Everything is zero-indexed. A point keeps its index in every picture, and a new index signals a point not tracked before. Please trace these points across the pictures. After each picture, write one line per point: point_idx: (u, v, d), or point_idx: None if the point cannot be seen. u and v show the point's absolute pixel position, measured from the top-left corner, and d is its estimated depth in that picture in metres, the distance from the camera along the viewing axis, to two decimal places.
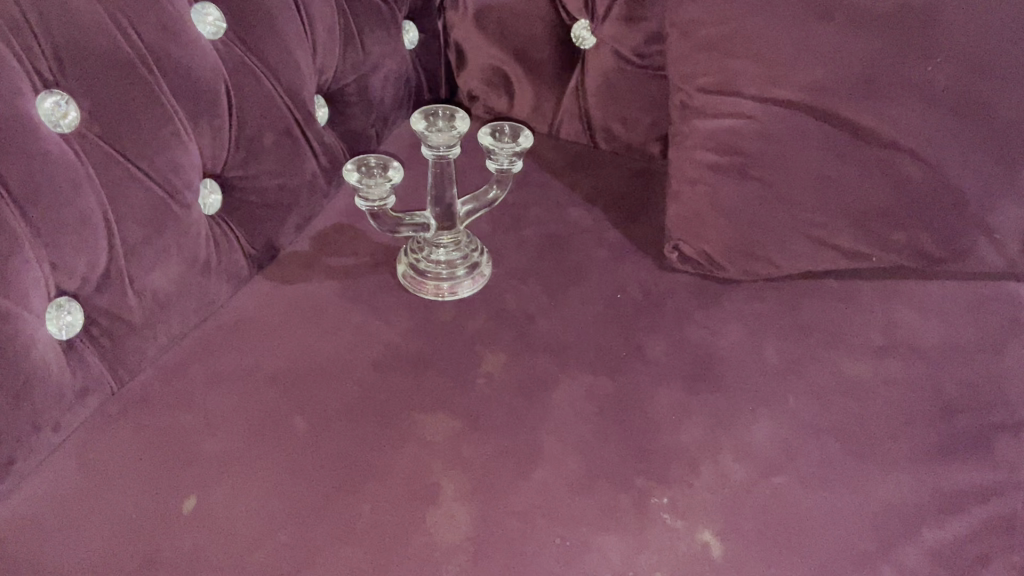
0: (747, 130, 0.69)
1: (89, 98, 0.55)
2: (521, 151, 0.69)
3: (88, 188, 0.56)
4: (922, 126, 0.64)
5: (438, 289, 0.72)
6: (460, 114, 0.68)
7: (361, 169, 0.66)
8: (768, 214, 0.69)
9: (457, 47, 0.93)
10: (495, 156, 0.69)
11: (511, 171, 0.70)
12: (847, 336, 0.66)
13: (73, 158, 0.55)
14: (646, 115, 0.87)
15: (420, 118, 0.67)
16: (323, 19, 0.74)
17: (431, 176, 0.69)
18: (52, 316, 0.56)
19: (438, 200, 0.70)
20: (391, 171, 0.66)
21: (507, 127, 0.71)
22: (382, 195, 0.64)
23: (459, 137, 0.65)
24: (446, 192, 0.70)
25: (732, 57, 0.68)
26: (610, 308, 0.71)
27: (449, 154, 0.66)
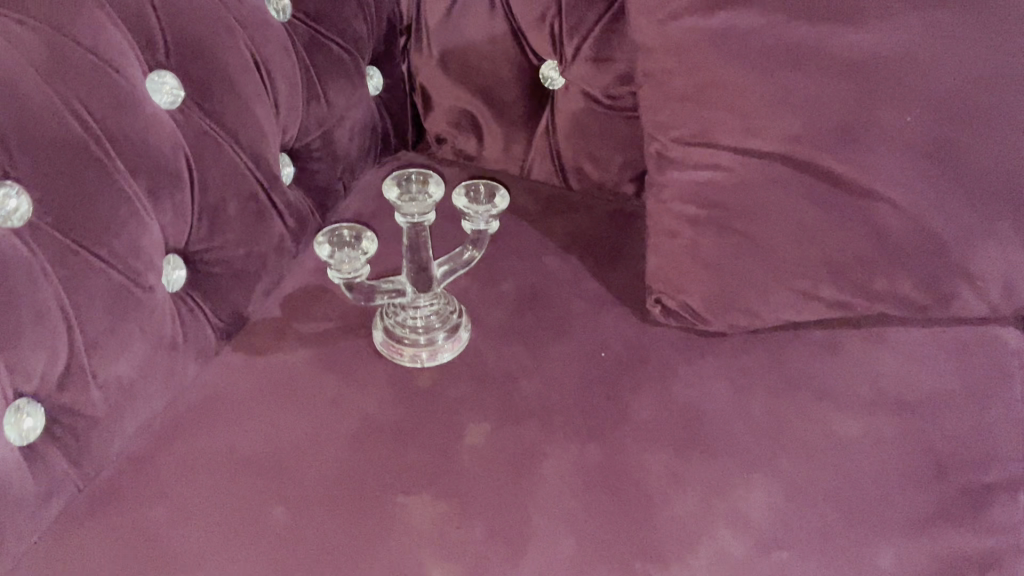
0: (726, 182, 0.67)
1: (41, 186, 0.52)
2: (497, 212, 0.67)
3: (44, 282, 0.53)
4: (902, 175, 0.63)
5: (415, 357, 0.69)
6: (434, 178, 0.66)
7: (333, 240, 0.64)
8: (751, 266, 0.68)
9: (422, 89, 0.90)
10: (470, 218, 0.67)
11: (488, 231, 0.69)
12: (839, 391, 0.65)
13: (25, 252, 0.52)
14: (618, 154, 0.85)
15: (393, 185, 0.64)
16: (283, 75, 0.71)
17: (407, 242, 0.66)
18: (13, 422, 0.52)
19: (414, 264, 0.68)
20: (364, 242, 0.64)
21: (481, 187, 0.69)
22: (355, 269, 0.62)
23: (434, 204, 0.63)
24: (422, 257, 0.68)
25: (708, 107, 0.67)
26: (594, 368, 0.69)
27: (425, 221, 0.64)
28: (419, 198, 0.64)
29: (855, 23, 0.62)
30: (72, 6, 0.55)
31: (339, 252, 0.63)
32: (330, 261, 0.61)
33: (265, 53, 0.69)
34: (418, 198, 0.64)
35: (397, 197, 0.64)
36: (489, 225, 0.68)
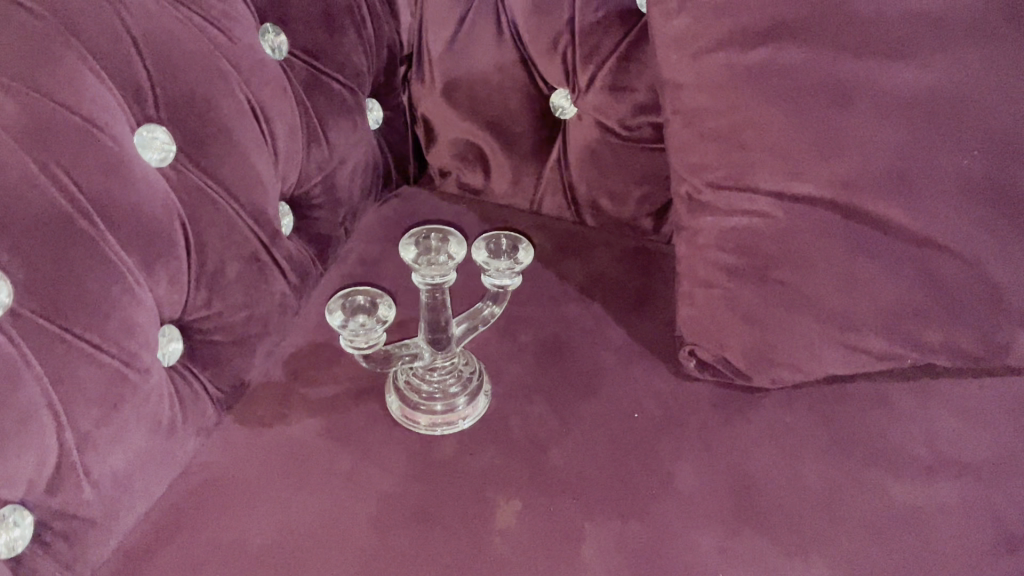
0: (766, 229, 0.63)
1: (24, 268, 0.46)
2: (521, 268, 0.62)
3: (28, 377, 0.47)
4: (957, 222, 0.59)
5: (432, 427, 0.64)
6: (454, 235, 0.60)
7: (346, 305, 0.59)
8: (795, 319, 0.63)
9: (425, 121, 0.83)
10: (492, 274, 0.62)
11: (508, 287, 0.64)
12: (892, 452, 0.61)
13: (6, 345, 0.45)
14: (637, 189, 0.79)
15: (409, 243, 0.59)
16: (282, 120, 0.65)
17: (424, 302, 0.62)
18: None
19: (432, 324, 0.63)
20: (380, 307, 0.59)
21: (503, 239, 0.63)
22: (371, 339, 0.57)
23: (454, 264, 0.58)
24: (440, 316, 0.63)
25: (745, 149, 0.62)
26: (628, 431, 0.64)
27: (444, 281, 0.59)
28: (438, 258, 0.59)
29: (907, 60, 0.57)
30: (48, 60, 0.48)
31: (352, 319, 0.58)
32: (342, 330, 0.57)
33: (262, 98, 0.63)
34: (437, 257, 0.59)
35: (415, 257, 0.59)
36: (513, 281, 0.63)
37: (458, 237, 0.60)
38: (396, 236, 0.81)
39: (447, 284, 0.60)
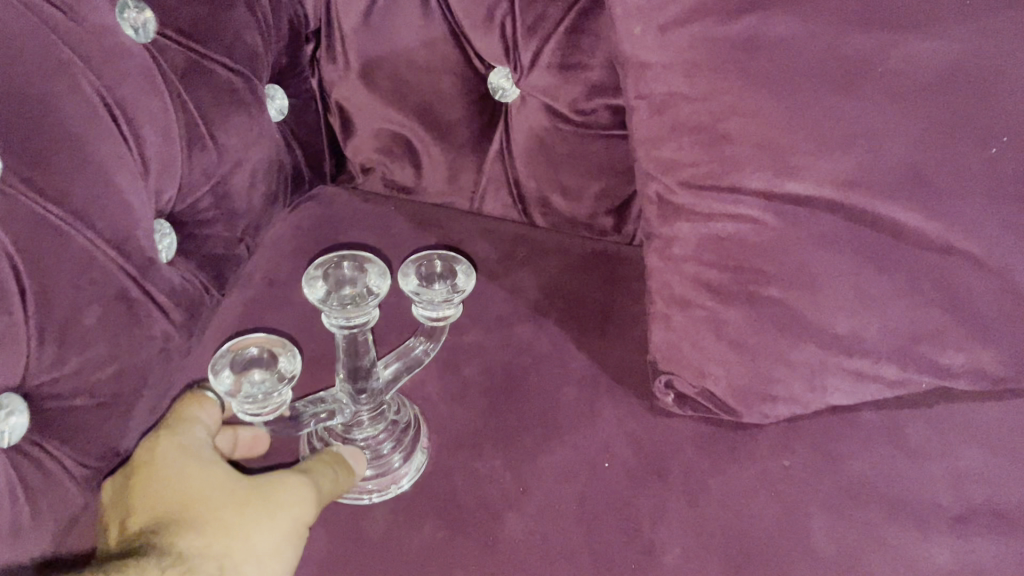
0: (754, 237, 0.52)
1: None
2: (462, 296, 0.50)
3: None
4: (988, 224, 0.48)
5: (356, 498, 0.53)
6: (372, 262, 0.48)
7: (237, 363, 0.47)
8: (792, 345, 0.52)
9: (338, 109, 0.69)
10: (424, 306, 0.50)
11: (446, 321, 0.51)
12: (909, 501, 0.51)
13: None
14: (593, 183, 0.67)
15: (316, 278, 0.47)
16: (152, 121, 0.52)
17: (340, 347, 0.49)
18: None
19: (351, 374, 0.51)
20: (280, 360, 0.47)
21: (437, 262, 0.52)
22: (273, 402, 0.44)
23: (377, 301, 0.46)
24: (361, 364, 0.50)
25: (727, 142, 0.51)
26: (596, 487, 0.53)
27: (365, 322, 0.47)
28: (354, 294, 0.46)
29: (925, 27, 0.46)
30: None
31: (246, 381, 0.46)
32: (234, 398, 0.44)
33: (122, 94, 0.49)
34: (352, 292, 0.47)
35: (323, 295, 0.46)
36: (452, 313, 0.51)
37: (378, 263, 0.48)
38: (310, 249, 0.68)
39: (369, 324, 0.48)
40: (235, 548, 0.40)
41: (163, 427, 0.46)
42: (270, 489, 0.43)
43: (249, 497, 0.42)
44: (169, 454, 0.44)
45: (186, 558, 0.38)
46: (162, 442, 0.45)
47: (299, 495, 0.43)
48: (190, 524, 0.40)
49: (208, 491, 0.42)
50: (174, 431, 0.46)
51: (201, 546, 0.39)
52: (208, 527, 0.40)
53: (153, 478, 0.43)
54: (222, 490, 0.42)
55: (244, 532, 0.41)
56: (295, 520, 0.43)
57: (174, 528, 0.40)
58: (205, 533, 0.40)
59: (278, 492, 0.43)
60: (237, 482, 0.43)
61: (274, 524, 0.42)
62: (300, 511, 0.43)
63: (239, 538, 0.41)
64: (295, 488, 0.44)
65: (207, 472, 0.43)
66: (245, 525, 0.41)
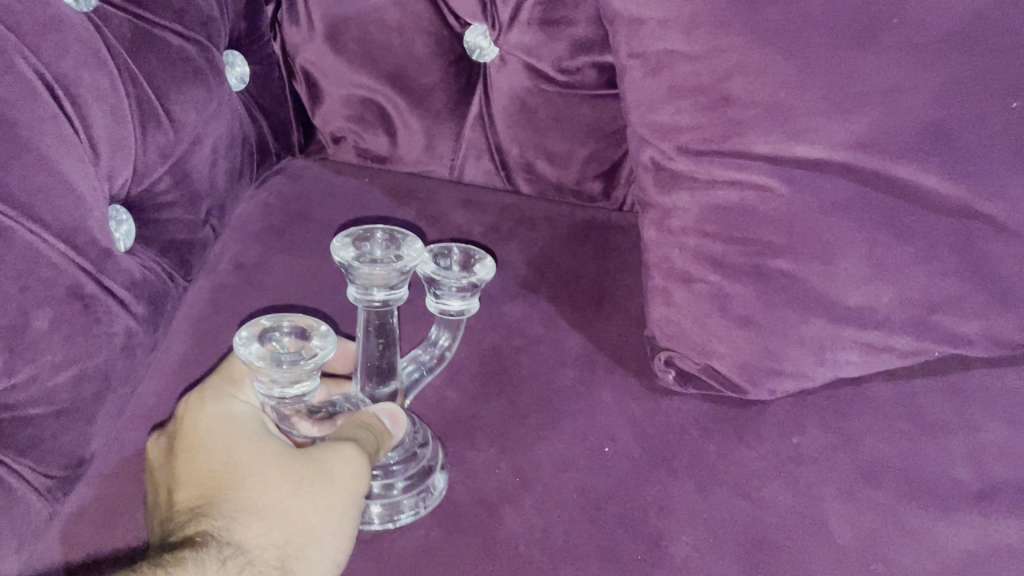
0: (760, 206, 0.48)
1: None
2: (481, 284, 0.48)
3: None
4: (1011, 183, 0.45)
5: (378, 524, 0.48)
6: (406, 238, 0.47)
7: (264, 337, 0.44)
8: (803, 319, 0.49)
9: (304, 76, 0.65)
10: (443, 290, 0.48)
11: (459, 314, 0.49)
12: (928, 479, 0.48)
13: None
14: (581, 147, 0.63)
15: (351, 243, 0.46)
16: (99, 96, 0.47)
17: (366, 327, 0.49)
18: None
19: (374, 371, 0.50)
20: (313, 338, 0.44)
21: (455, 252, 0.50)
22: (296, 369, 0.42)
23: (405, 266, 0.45)
24: (384, 359, 0.50)
25: (730, 103, 0.47)
26: (598, 476, 0.50)
27: (387, 290, 0.45)
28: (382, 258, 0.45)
29: None
30: None
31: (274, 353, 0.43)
32: (262, 362, 0.41)
33: (62, 69, 0.45)
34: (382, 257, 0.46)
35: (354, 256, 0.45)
36: (467, 304, 0.48)
37: (411, 235, 0.48)
38: (282, 228, 0.63)
39: (393, 302, 0.47)
40: (290, 529, 0.40)
41: (211, 395, 0.45)
42: (322, 462, 0.42)
43: (301, 473, 0.41)
44: (222, 427, 0.43)
45: (242, 546, 0.38)
46: (212, 412, 0.44)
47: (350, 466, 0.42)
48: (244, 505, 0.40)
49: (262, 472, 0.41)
50: (222, 399, 0.45)
51: (256, 529, 0.39)
52: (263, 506, 0.40)
53: (201, 453, 0.42)
54: (278, 466, 0.42)
55: (299, 511, 0.40)
56: (351, 492, 0.42)
57: (226, 509, 0.39)
58: (258, 516, 0.39)
59: (329, 467, 0.42)
60: (291, 456, 0.42)
61: (331, 502, 0.41)
62: (355, 482, 0.42)
63: (297, 517, 0.40)
64: (347, 460, 0.42)
65: (259, 448, 0.42)
66: (304, 503, 0.40)
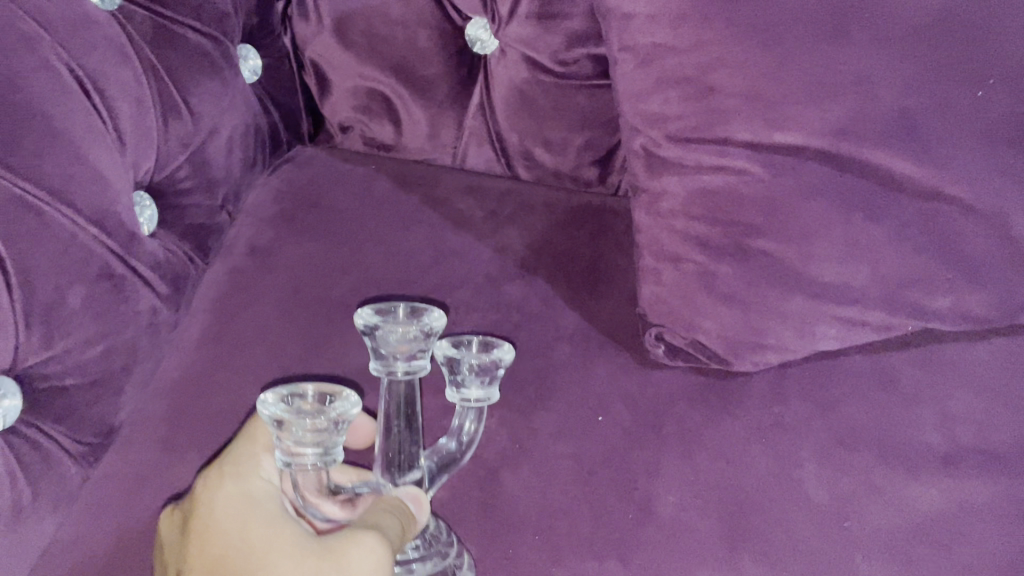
0: (743, 189, 0.52)
1: None
2: (497, 365, 0.50)
3: None
4: (975, 167, 0.48)
5: None
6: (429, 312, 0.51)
7: (292, 396, 0.43)
8: (783, 297, 0.52)
9: (314, 68, 0.68)
10: (460, 370, 0.50)
11: (476, 402, 0.50)
12: (900, 444, 0.51)
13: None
14: (577, 135, 0.66)
15: (376, 312, 0.50)
16: (125, 90, 0.50)
17: (385, 405, 0.50)
18: None
19: (395, 461, 0.50)
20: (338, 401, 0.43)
21: (475, 339, 0.52)
22: (314, 425, 0.41)
23: (422, 333, 0.48)
24: (404, 445, 0.50)
25: (714, 94, 0.50)
26: (590, 443, 0.54)
27: (406, 355, 0.48)
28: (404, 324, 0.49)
29: None
30: None
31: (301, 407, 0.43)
32: (278, 420, 0.41)
33: (91, 66, 0.48)
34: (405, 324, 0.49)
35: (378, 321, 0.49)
36: (486, 391, 0.50)
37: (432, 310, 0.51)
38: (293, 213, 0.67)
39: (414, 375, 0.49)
40: None
41: (231, 473, 0.46)
42: (340, 555, 0.41)
43: (316, 568, 0.40)
44: (241, 510, 0.44)
45: None
46: (231, 492, 0.45)
47: (370, 560, 0.41)
48: None
49: (275, 558, 0.41)
50: (241, 478, 0.45)
51: None
52: None
53: (217, 533, 0.43)
54: (291, 551, 0.41)
55: None
56: None
57: None
58: None
59: (347, 557, 0.40)
60: (306, 545, 0.42)
61: None
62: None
63: None
64: (367, 552, 0.41)
65: (275, 531, 0.42)
66: None
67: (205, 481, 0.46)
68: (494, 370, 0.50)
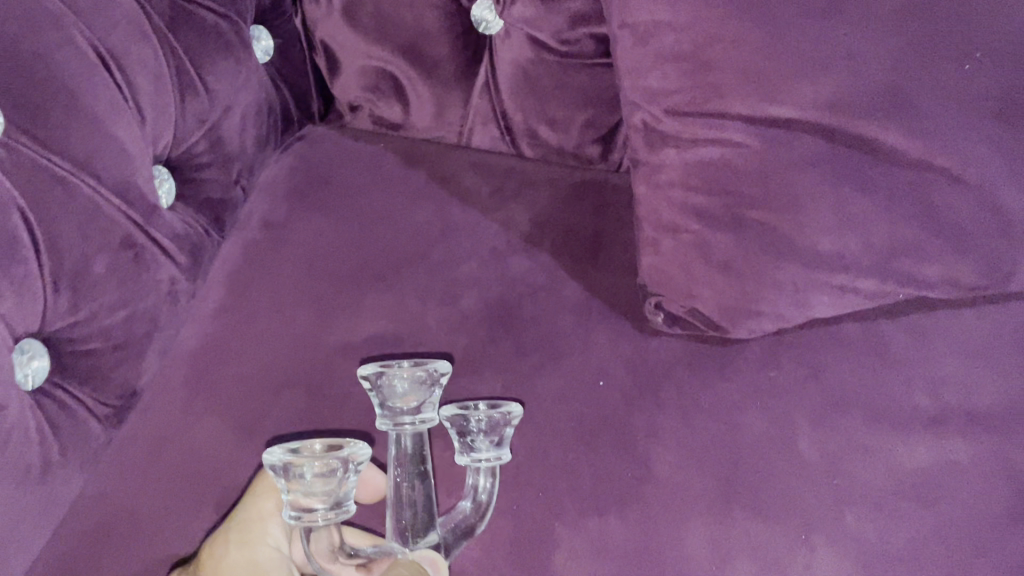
0: (739, 161, 0.54)
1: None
2: (502, 419, 0.50)
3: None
4: (963, 138, 0.50)
5: None
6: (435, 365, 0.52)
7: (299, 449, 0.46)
8: (777, 266, 0.54)
9: (324, 49, 0.70)
10: (465, 425, 0.51)
11: (487, 460, 0.51)
12: (889, 406, 0.54)
13: (29, 413, 0.46)
14: (579, 113, 0.68)
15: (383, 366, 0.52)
16: (145, 69, 0.52)
17: (395, 462, 0.51)
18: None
19: (409, 526, 0.50)
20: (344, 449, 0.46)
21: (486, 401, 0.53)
22: (323, 462, 0.44)
23: (421, 379, 0.50)
24: (416, 505, 0.50)
25: (712, 70, 0.52)
26: (592, 407, 0.56)
27: (407, 402, 0.50)
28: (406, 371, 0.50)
29: None
30: None
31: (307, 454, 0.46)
32: (286, 464, 0.44)
33: (113, 44, 0.50)
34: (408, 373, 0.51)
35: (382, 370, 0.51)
36: (496, 450, 0.51)
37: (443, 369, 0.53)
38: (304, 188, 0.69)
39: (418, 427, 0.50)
40: None
41: (236, 539, 0.51)
42: None
43: None
44: None
45: None
46: (236, 560, 0.50)
47: None
48: None
49: None
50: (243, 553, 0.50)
51: None
52: None
53: None
54: None
55: None
56: None
57: None
58: None
59: None
60: None
61: None
62: None
63: None
64: None
65: None
66: None
67: (215, 560, 0.50)
68: (502, 428, 0.51)
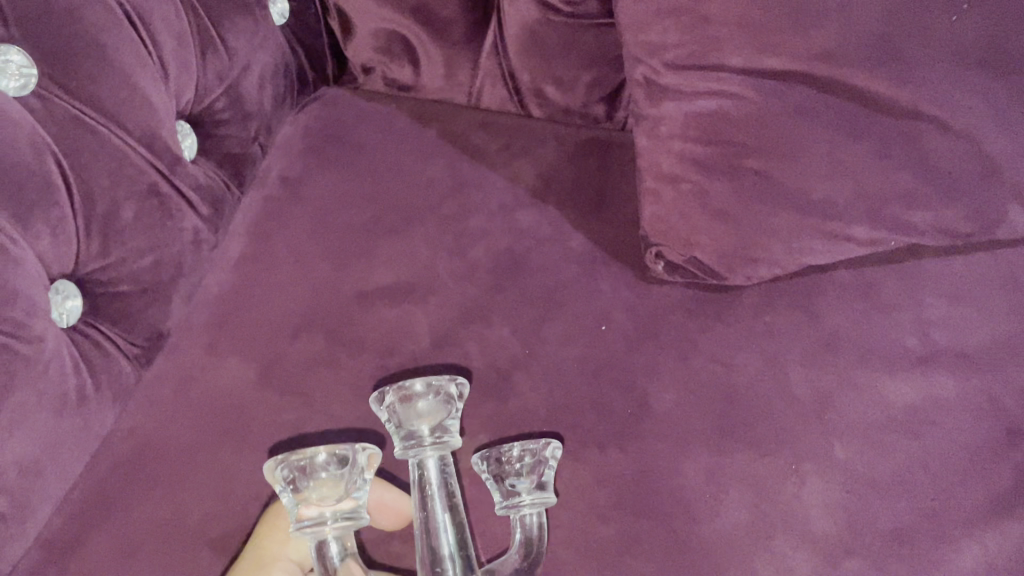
0: (736, 112, 0.56)
1: (35, 251, 0.47)
2: (537, 453, 0.52)
3: (39, 360, 0.47)
4: (953, 88, 0.51)
5: None
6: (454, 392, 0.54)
7: None
8: (773, 213, 0.56)
9: (337, 13, 0.72)
10: (496, 460, 0.53)
11: (532, 500, 0.51)
12: (880, 347, 0.56)
13: (64, 346, 0.50)
14: (584, 72, 0.70)
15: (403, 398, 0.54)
16: (168, 26, 0.55)
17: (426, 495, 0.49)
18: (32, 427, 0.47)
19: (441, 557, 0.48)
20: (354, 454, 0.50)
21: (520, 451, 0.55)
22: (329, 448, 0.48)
23: (436, 394, 0.51)
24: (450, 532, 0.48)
25: (709, 23, 0.54)
26: (595, 349, 0.59)
27: (424, 421, 0.51)
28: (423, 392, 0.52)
29: None
30: None
31: None
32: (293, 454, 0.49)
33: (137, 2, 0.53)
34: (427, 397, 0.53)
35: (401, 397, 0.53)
36: (540, 491, 0.52)
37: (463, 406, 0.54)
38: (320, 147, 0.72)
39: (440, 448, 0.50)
40: None
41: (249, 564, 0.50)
42: None
43: None
44: None
45: None
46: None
47: None
48: None
49: None
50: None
51: None
52: None
53: None
54: None
55: None
56: None
57: None
58: None
59: None
60: None
61: None
62: None
63: None
64: None
65: None
66: None
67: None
68: (540, 469, 0.52)
